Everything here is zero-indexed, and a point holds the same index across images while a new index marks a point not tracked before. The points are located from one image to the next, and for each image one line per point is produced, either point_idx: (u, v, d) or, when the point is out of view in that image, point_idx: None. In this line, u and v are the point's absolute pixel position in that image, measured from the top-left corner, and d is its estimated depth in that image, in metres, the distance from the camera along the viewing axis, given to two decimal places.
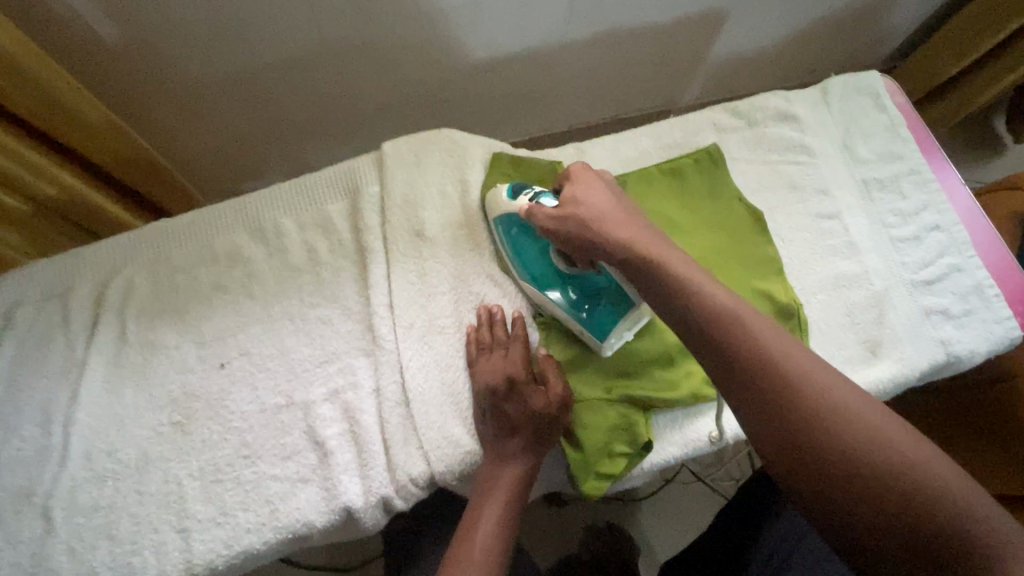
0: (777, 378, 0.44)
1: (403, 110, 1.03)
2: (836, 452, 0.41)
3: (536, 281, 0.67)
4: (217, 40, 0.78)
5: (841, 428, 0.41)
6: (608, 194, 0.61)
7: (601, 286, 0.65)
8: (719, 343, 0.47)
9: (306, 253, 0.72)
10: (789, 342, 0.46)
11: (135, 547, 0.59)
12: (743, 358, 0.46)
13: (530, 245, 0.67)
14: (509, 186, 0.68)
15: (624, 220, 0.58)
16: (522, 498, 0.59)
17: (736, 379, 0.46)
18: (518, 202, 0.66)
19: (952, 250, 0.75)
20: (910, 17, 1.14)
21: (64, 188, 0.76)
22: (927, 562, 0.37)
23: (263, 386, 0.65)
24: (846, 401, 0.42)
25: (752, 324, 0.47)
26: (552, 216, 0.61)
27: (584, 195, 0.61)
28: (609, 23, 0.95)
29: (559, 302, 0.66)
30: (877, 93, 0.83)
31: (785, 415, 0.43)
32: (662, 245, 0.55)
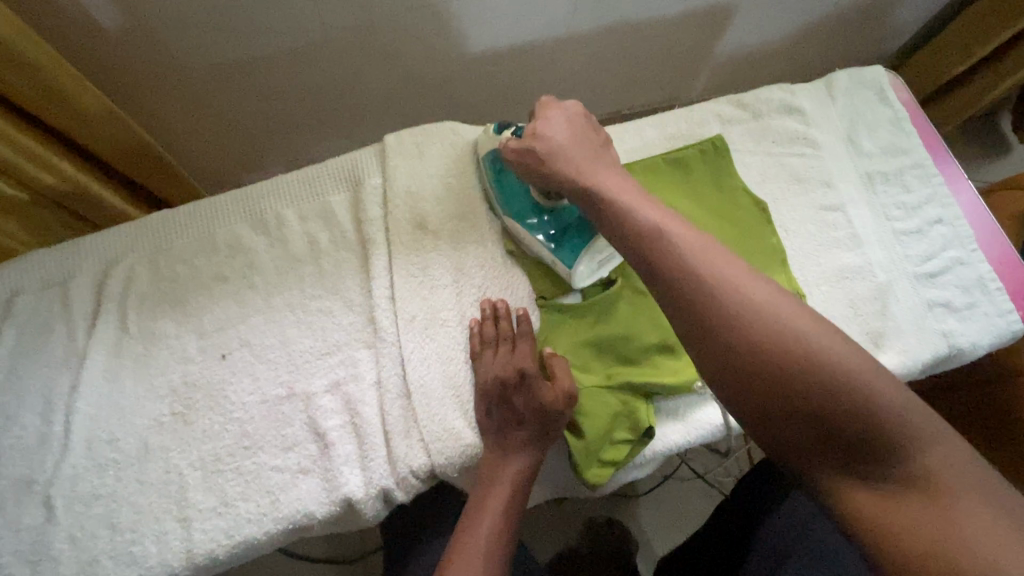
0: (705, 292, 0.44)
1: (404, 102, 1.02)
2: (757, 358, 0.41)
3: (511, 209, 0.69)
4: (216, 28, 0.77)
5: (763, 335, 0.41)
6: (569, 127, 0.61)
7: (572, 216, 0.67)
8: (663, 274, 0.46)
9: (307, 243, 0.71)
10: (717, 255, 0.46)
11: (136, 536, 0.59)
12: (686, 283, 0.45)
13: (507, 176, 0.70)
14: (496, 124, 0.72)
15: (580, 154, 0.59)
16: (525, 490, 0.60)
17: (666, 297, 0.46)
18: (501, 137, 0.70)
19: (955, 243, 0.75)
20: (916, 13, 1.13)
21: (64, 177, 0.75)
22: (841, 450, 0.38)
23: (264, 377, 0.65)
24: (769, 307, 0.42)
25: (681, 243, 0.47)
26: (514, 150, 0.62)
27: (548, 129, 0.61)
28: (613, 16, 0.94)
29: (530, 230, 0.67)
30: (881, 86, 0.83)
31: (711, 328, 0.43)
32: (615, 179, 0.56)
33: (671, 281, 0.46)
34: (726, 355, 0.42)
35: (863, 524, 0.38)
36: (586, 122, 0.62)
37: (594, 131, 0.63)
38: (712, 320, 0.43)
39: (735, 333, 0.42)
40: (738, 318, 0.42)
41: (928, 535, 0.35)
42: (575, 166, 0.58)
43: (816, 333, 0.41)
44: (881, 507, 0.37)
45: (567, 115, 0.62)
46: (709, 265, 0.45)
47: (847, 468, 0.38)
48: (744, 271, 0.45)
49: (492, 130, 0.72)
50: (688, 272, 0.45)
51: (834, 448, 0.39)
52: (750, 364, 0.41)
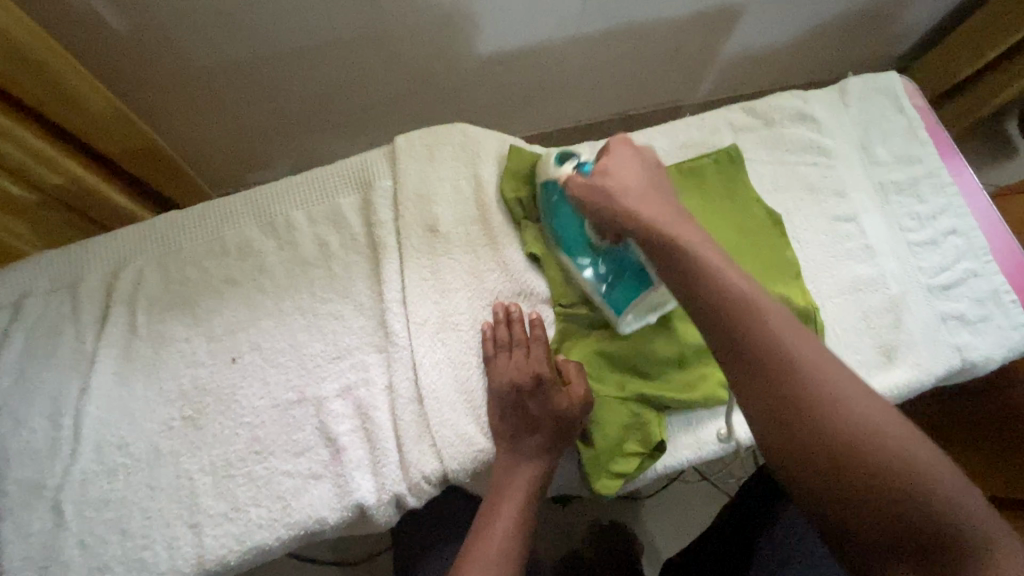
0: (783, 363, 0.43)
1: (411, 104, 1.02)
2: (832, 438, 0.40)
3: (565, 247, 0.69)
4: (226, 28, 0.77)
5: (831, 404, 0.41)
6: (640, 171, 0.60)
7: (626, 262, 0.65)
8: (735, 330, 0.45)
9: (317, 246, 0.71)
10: (798, 327, 0.45)
11: (147, 541, 0.58)
12: (758, 344, 0.44)
13: (564, 211, 0.68)
14: (556, 154, 0.69)
15: (651, 197, 0.57)
16: (538, 498, 0.60)
17: (741, 360, 0.44)
18: (561, 170, 0.66)
19: (969, 254, 0.74)
20: (926, 16, 1.13)
21: (72, 178, 0.75)
22: (906, 543, 0.37)
23: (275, 381, 0.65)
24: (848, 390, 0.42)
25: (764, 308, 0.45)
26: (582, 185, 0.60)
27: (617, 171, 0.59)
28: (622, 17, 0.93)
29: (582, 270, 0.68)
30: (895, 94, 0.82)
31: (785, 400, 0.42)
32: (688, 227, 0.53)
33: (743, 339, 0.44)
34: (800, 433, 0.41)
35: None
36: (657, 169, 0.61)
37: (664, 176, 0.61)
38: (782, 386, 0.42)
39: (811, 408, 0.41)
40: (817, 394, 0.42)
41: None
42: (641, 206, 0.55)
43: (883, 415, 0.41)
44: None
45: (637, 156, 0.61)
46: (789, 335, 0.44)
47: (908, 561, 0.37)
48: (825, 351, 0.44)
49: (554, 159, 0.69)
50: (772, 339, 0.44)
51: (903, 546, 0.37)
52: (818, 438, 0.41)
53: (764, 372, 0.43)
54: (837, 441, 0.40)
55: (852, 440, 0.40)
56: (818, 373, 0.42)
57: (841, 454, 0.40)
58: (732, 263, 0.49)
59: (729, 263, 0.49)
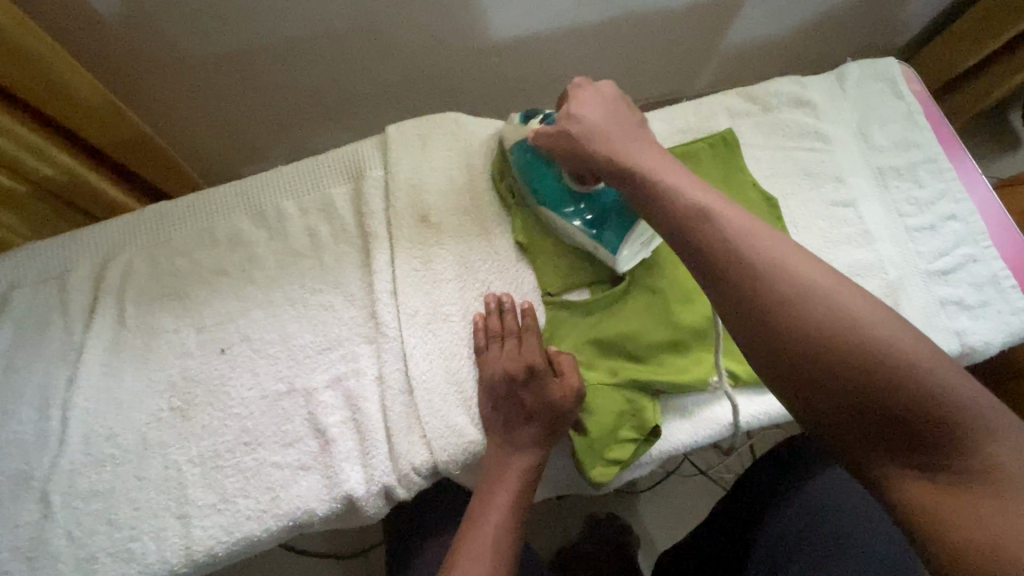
0: (749, 273, 0.43)
1: (406, 95, 1.01)
2: (813, 342, 0.40)
3: (546, 199, 0.66)
4: (217, 17, 0.76)
5: (813, 312, 0.40)
6: (607, 108, 0.59)
7: (611, 199, 0.64)
8: (710, 251, 0.45)
9: (307, 237, 0.70)
10: (766, 236, 0.45)
11: (134, 533, 0.58)
12: (731, 263, 0.44)
13: (537, 163, 0.66)
14: (521, 113, 0.69)
15: (619, 135, 0.56)
16: (531, 488, 0.59)
17: (720, 288, 0.45)
18: (530, 125, 0.67)
19: (968, 240, 0.73)
20: (927, 5, 1.11)
21: (62, 169, 0.74)
22: (897, 436, 0.37)
23: (264, 372, 0.64)
24: (818, 291, 0.41)
25: (728, 221, 0.46)
26: (549, 135, 0.60)
27: (583, 109, 0.58)
28: (619, 6, 0.92)
29: (568, 218, 0.65)
30: (894, 79, 0.81)
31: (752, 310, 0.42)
32: (656, 154, 0.54)
33: (717, 259, 0.45)
34: (772, 336, 0.41)
35: (918, 513, 0.36)
36: (623, 102, 0.60)
37: (631, 109, 0.60)
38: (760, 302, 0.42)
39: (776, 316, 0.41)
40: (785, 299, 0.41)
41: (977, 525, 0.34)
42: (610, 141, 0.56)
43: (870, 316, 0.40)
44: (935, 497, 0.36)
45: (601, 93, 0.60)
46: (755, 244, 0.44)
47: (898, 454, 0.37)
48: (799, 257, 0.43)
49: (518, 120, 0.69)
50: (735, 254, 0.44)
51: (884, 432, 0.37)
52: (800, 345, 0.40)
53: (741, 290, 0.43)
54: (810, 340, 0.40)
55: (824, 338, 0.39)
56: (787, 279, 0.42)
57: (824, 358, 0.39)
58: (696, 182, 0.51)
59: (694, 184, 0.50)
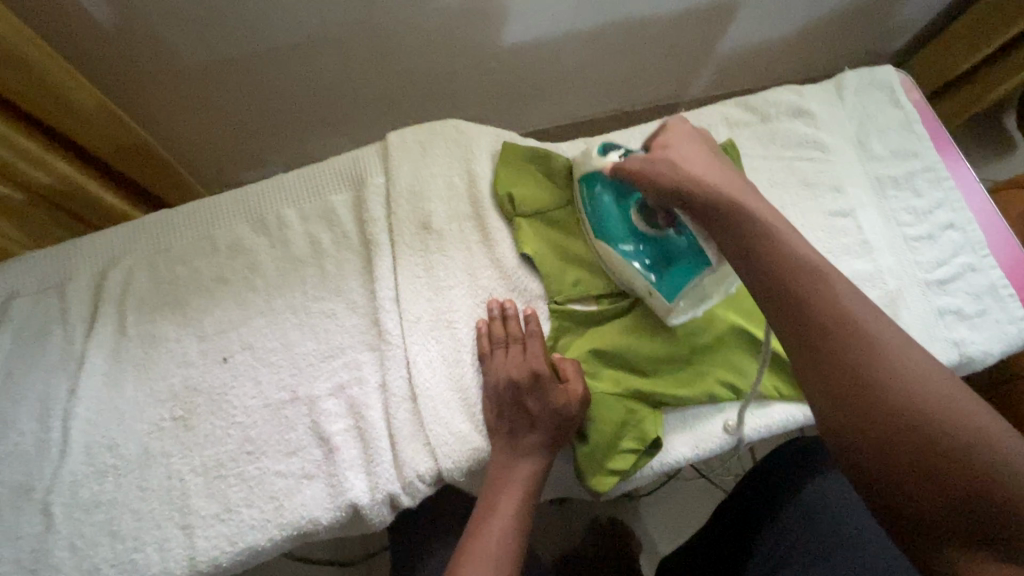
0: (849, 329, 0.43)
1: (405, 101, 1.01)
2: (891, 401, 0.40)
3: (608, 235, 0.66)
4: (216, 25, 0.76)
5: (892, 371, 0.41)
6: (701, 146, 0.59)
7: (678, 246, 0.61)
8: (796, 295, 0.45)
9: (309, 244, 0.70)
10: (862, 300, 0.45)
11: (137, 543, 0.58)
12: (821, 312, 0.44)
13: (608, 199, 0.66)
14: (600, 144, 0.67)
15: (717, 172, 0.55)
16: (535, 495, 0.59)
17: (801, 332, 0.45)
18: (606, 159, 0.65)
19: (966, 249, 0.74)
20: (920, 10, 1.12)
21: (61, 177, 0.74)
22: (966, 517, 0.36)
23: (267, 380, 0.64)
24: (914, 363, 0.41)
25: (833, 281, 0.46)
26: (642, 160, 0.58)
27: (677, 146, 0.58)
28: (617, 12, 0.93)
29: (626, 258, 0.64)
30: (891, 87, 0.82)
31: (846, 367, 0.42)
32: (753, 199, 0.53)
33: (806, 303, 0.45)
34: (862, 397, 0.41)
35: None
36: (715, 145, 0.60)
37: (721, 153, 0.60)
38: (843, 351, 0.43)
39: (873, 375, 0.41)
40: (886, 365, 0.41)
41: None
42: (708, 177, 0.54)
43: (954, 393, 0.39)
44: None
45: (695, 134, 0.60)
46: (854, 303, 0.44)
47: (964, 537, 0.36)
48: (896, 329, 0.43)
49: (596, 150, 0.67)
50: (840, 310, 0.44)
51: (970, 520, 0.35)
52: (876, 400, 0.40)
53: (825, 337, 0.43)
54: (904, 411, 0.39)
55: (918, 410, 0.39)
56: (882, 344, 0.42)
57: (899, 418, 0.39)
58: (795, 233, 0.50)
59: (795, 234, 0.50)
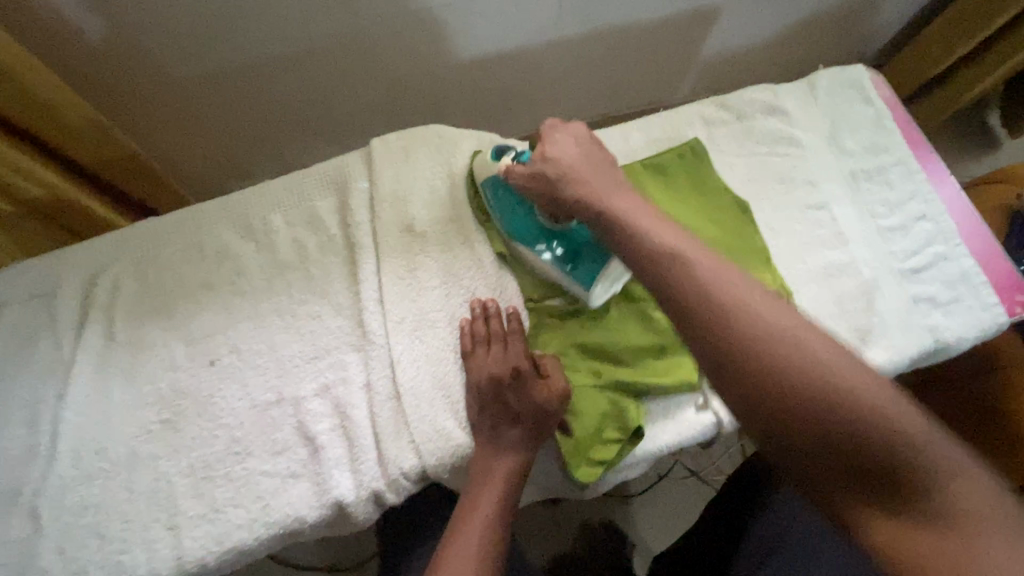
0: (731, 326, 0.43)
1: (393, 112, 1.03)
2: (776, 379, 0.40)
3: (516, 234, 0.69)
4: (202, 38, 0.78)
5: (774, 347, 0.41)
6: (579, 149, 0.62)
7: (581, 238, 0.68)
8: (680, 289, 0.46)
9: (295, 249, 0.72)
10: (728, 275, 0.45)
11: (125, 545, 0.58)
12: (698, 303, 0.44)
13: (509, 200, 0.70)
14: (493, 149, 0.71)
15: (591, 173, 0.59)
16: (518, 487, 0.60)
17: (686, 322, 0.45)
18: (501, 162, 0.69)
19: (938, 239, 0.76)
20: (895, 13, 1.15)
21: (50, 188, 0.75)
22: (865, 477, 0.38)
23: (253, 383, 0.65)
24: (798, 338, 0.42)
25: (702, 266, 0.46)
26: (525, 175, 0.63)
27: (555, 153, 0.61)
28: (597, 20, 0.96)
29: (538, 254, 0.68)
30: (862, 84, 0.84)
31: (755, 380, 0.41)
32: (620, 198, 0.57)
33: (687, 295, 0.45)
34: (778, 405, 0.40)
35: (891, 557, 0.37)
36: (594, 141, 0.63)
37: (602, 148, 0.63)
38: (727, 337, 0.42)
39: (759, 369, 0.41)
40: (777, 357, 0.41)
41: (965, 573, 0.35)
42: (580, 182, 0.59)
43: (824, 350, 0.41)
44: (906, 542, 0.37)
45: (573, 135, 0.63)
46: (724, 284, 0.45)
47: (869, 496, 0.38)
48: (774, 301, 0.44)
49: (490, 156, 0.71)
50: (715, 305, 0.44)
51: (865, 483, 0.38)
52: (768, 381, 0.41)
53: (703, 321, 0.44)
54: (823, 405, 0.39)
55: (813, 389, 0.39)
56: (765, 333, 0.42)
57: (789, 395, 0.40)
58: (669, 226, 0.52)
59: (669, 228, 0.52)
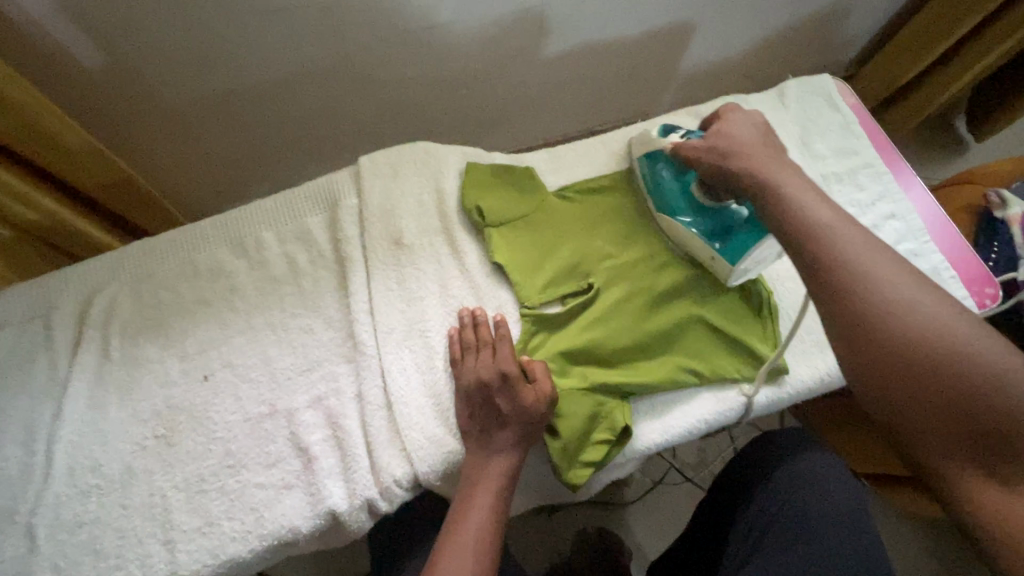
0: (863, 291, 0.45)
1: (383, 130, 1.06)
2: (901, 342, 0.42)
3: (668, 206, 0.73)
4: (196, 64, 0.81)
5: (907, 315, 0.43)
6: (753, 130, 0.62)
7: (735, 218, 0.68)
8: (816, 257, 0.48)
9: (286, 264, 0.73)
10: (875, 250, 0.47)
11: (120, 561, 0.59)
12: (834, 265, 0.47)
13: (668, 175, 0.73)
14: (661, 127, 0.74)
15: (763, 152, 0.59)
16: (511, 490, 0.60)
17: (820, 282, 0.47)
18: (668, 139, 0.71)
19: (909, 236, 0.80)
20: (863, 25, 1.21)
21: (46, 213, 0.76)
22: (974, 440, 0.39)
23: (247, 396, 0.66)
24: (928, 309, 0.43)
25: (844, 238, 0.48)
26: (695, 147, 0.64)
27: (729, 128, 0.62)
28: (577, 39, 0.99)
29: (685, 227, 0.71)
30: (829, 93, 0.88)
31: (873, 342, 0.43)
32: (777, 162, 0.57)
33: (823, 261, 0.47)
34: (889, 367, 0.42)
35: (996, 522, 0.38)
36: (768, 129, 0.63)
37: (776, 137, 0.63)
38: (861, 302, 0.44)
39: (890, 337, 0.43)
40: (906, 323, 0.43)
41: None
42: (746, 150, 0.59)
43: (955, 319, 0.42)
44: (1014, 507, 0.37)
45: (748, 118, 0.63)
46: (870, 256, 0.46)
47: (977, 460, 0.39)
48: (913, 274, 0.45)
49: (658, 133, 0.74)
50: (863, 266, 0.46)
51: (985, 455, 0.39)
52: (890, 347, 0.42)
53: (837, 285, 0.46)
54: (939, 369, 0.41)
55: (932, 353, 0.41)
56: (903, 305, 0.43)
57: (911, 357, 0.42)
58: (819, 197, 0.52)
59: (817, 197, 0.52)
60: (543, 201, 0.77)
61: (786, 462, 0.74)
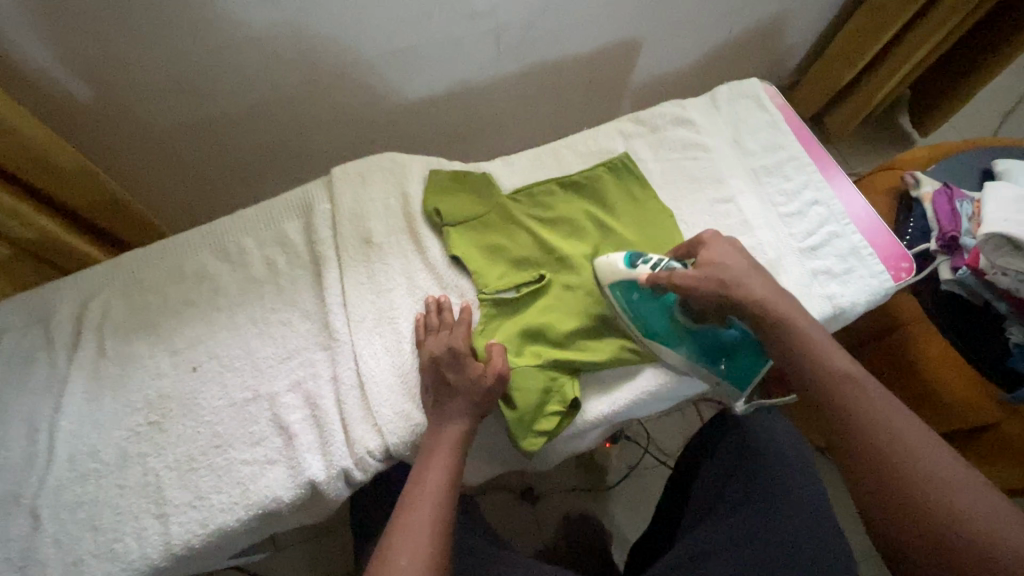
0: (864, 425, 0.56)
1: (358, 146, 1.15)
2: (890, 473, 0.53)
3: (660, 335, 0.76)
4: (183, 93, 0.89)
5: (898, 450, 0.53)
6: (735, 256, 0.72)
7: (728, 342, 0.77)
8: (828, 392, 0.59)
9: (267, 266, 0.81)
10: (882, 395, 0.57)
11: (117, 534, 0.64)
12: (841, 401, 0.58)
13: (650, 305, 0.76)
14: (624, 255, 0.76)
15: (752, 279, 0.70)
16: (466, 453, 0.66)
17: (829, 413, 0.58)
18: (640, 270, 0.74)
19: (831, 220, 0.88)
20: (799, 34, 1.32)
21: (44, 231, 0.83)
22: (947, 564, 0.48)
23: (231, 383, 0.73)
24: (919, 450, 0.53)
25: (855, 382, 0.59)
26: (689, 276, 0.71)
27: (720, 258, 0.71)
28: (534, 57, 1.09)
29: (685, 355, 0.76)
30: (757, 95, 0.98)
31: (868, 468, 0.54)
32: (760, 286, 0.69)
33: (834, 396, 0.59)
34: (882, 490, 0.52)
35: None
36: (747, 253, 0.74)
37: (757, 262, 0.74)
38: (861, 434, 0.55)
39: (884, 465, 0.53)
40: (897, 457, 0.53)
41: None
42: (743, 283, 0.69)
43: (940, 463, 0.52)
44: None
45: (727, 247, 0.73)
46: (874, 398, 0.57)
47: None
48: (908, 417, 0.55)
49: (623, 262, 0.76)
50: (862, 403, 0.57)
51: None
52: (882, 473, 0.53)
53: (841, 416, 0.57)
54: (920, 501, 0.50)
55: (917, 487, 0.51)
56: (896, 443, 0.54)
57: (897, 484, 0.52)
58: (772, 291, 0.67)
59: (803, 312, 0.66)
60: (499, 202, 0.85)
61: (739, 424, 0.81)
